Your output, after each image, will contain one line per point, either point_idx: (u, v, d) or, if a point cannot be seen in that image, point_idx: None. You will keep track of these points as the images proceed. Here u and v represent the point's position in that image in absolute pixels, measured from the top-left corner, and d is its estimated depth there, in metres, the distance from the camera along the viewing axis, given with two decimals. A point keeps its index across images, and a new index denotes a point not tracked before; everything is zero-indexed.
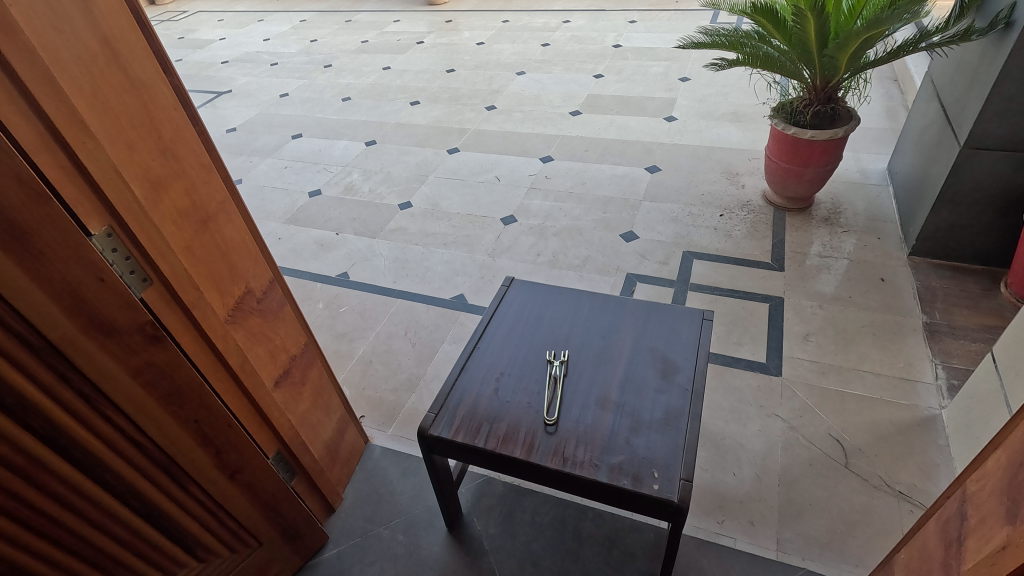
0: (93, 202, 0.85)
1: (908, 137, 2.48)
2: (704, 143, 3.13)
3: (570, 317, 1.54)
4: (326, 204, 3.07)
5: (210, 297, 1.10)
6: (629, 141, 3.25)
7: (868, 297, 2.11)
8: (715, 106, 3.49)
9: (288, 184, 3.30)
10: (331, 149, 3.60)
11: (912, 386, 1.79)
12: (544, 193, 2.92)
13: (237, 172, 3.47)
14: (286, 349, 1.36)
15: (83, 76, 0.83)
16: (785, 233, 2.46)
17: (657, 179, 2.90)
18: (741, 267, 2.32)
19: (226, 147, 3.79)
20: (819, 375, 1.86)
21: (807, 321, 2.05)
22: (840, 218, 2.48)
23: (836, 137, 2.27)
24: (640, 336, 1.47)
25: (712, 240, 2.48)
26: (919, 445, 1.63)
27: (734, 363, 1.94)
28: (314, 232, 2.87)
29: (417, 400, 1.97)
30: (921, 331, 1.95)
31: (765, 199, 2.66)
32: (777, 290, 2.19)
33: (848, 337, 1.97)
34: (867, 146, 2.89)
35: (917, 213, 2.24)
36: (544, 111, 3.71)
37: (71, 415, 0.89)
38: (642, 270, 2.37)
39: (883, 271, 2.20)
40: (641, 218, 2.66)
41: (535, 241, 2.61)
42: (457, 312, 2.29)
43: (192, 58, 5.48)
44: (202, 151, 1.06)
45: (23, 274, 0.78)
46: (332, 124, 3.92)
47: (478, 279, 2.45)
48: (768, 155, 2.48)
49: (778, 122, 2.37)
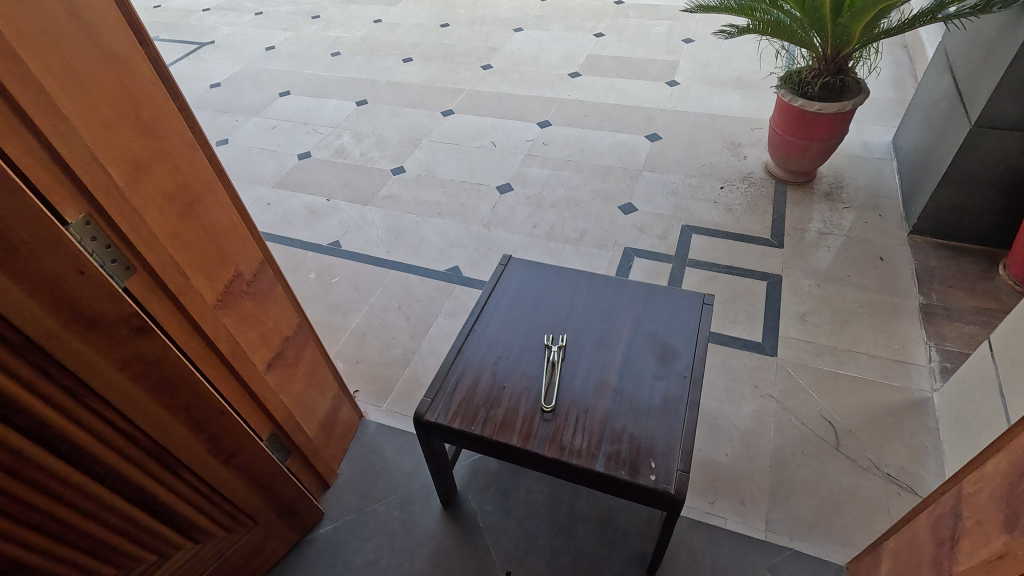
0: (69, 190, 0.79)
1: (917, 110, 2.42)
2: (707, 111, 3.04)
3: (568, 300, 1.51)
4: (316, 168, 2.98)
5: (199, 283, 1.06)
6: (630, 107, 3.15)
7: (866, 276, 2.09)
8: (719, 70, 3.38)
9: (277, 145, 3.18)
10: (320, 109, 3.47)
11: (905, 368, 1.80)
12: (542, 161, 2.84)
13: (224, 132, 3.34)
14: (279, 331, 1.33)
15: (51, 51, 0.76)
16: (786, 208, 2.42)
17: (658, 148, 2.83)
18: (740, 243, 2.29)
19: (210, 104, 3.64)
20: (814, 356, 1.87)
21: (804, 300, 2.04)
22: (842, 193, 2.44)
23: (844, 110, 2.20)
24: (640, 319, 1.45)
25: (712, 214, 2.44)
26: (909, 429, 1.65)
27: (730, 343, 1.94)
28: (304, 198, 2.79)
29: (412, 375, 1.96)
30: (917, 313, 1.95)
31: (767, 172, 2.60)
32: (776, 267, 2.17)
33: (844, 317, 1.97)
34: (873, 118, 2.82)
35: (920, 190, 2.20)
36: (542, 72, 3.57)
37: (57, 409, 0.86)
38: (640, 244, 2.34)
39: (882, 250, 2.18)
40: (639, 190, 2.60)
41: (531, 212, 2.55)
42: (452, 285, 2.26)
43: (172, 5, 5.19)
44: (185, 129, 0.99)
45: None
46: (321, 81, 3.76)
47: (474, 251, 2.40)
48: (773, 127, 2.41)
49: (785, 93, 2.29)
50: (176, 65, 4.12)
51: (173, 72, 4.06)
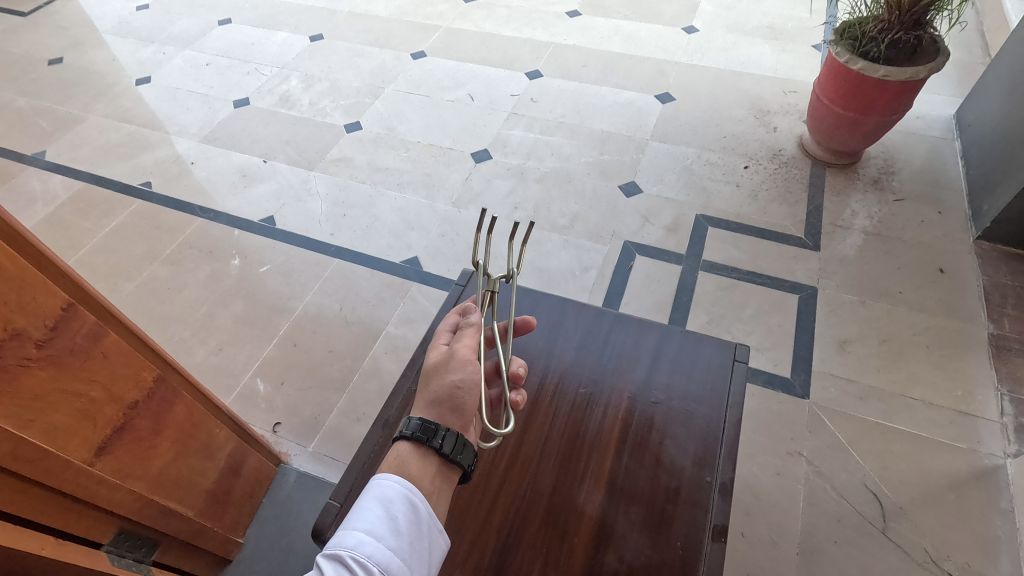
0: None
1: (1000, 76, 1.92)
2: (731, 66, 2.52)
3: (545, 344, 1.09)
4: (254, 118, 2.45)
5: None
6: (639, 56, 2.61)
7: (923, 293, 1.67)
8: (747, 14, 2.82)
9: (210, 87, 2.63)
10: (266, 43, 2.88)
11: (971, 424, 1.42)
12: (528, 122, 2.33)
13: (147, 68, 2.77)
14: (117, 395, 0.89)
15: None
16: (823, 197, 1.97)
17: (669, 111, 2.33)
18: (765, 241, 1.85)
19: (135, 32, 3.02)
20: (857, 401, 1.47)
21: (845, 322, 1.63)
22: (893, 181, 1.99)
23: (914, 79, 1.71)
24: (647, 380, 1.03)
25: (732, 201, 1.99)
26: (976, 509, 1.29)
27: (751, 376, 1.54)
28: (237, 157, 2.29)
29: (349, 404, 1.56)
30: (985, 346, 1.55)
31: (802, 148, 2.13)
32: (809, 276, 1.75)
33: (894, 348, 1.57)
34: (932, 84, 2.33)
35: (998, 185, 1.75)
36: (535, 8, 2.98)
37: None
38: (644, 237, 1.90)
39: (943, 258, 1.75)
40: (646, 164, 2.13)
41: (512, 187, 2.08)
42: (408, 283, 1.82)
43: None
44: None
45: None
46: (271, 8, 3.13)
47: (439, 237, 1.95)
48: (818, 93, 1.92)
49: (839, 50, 1.79)
50: None
51: None
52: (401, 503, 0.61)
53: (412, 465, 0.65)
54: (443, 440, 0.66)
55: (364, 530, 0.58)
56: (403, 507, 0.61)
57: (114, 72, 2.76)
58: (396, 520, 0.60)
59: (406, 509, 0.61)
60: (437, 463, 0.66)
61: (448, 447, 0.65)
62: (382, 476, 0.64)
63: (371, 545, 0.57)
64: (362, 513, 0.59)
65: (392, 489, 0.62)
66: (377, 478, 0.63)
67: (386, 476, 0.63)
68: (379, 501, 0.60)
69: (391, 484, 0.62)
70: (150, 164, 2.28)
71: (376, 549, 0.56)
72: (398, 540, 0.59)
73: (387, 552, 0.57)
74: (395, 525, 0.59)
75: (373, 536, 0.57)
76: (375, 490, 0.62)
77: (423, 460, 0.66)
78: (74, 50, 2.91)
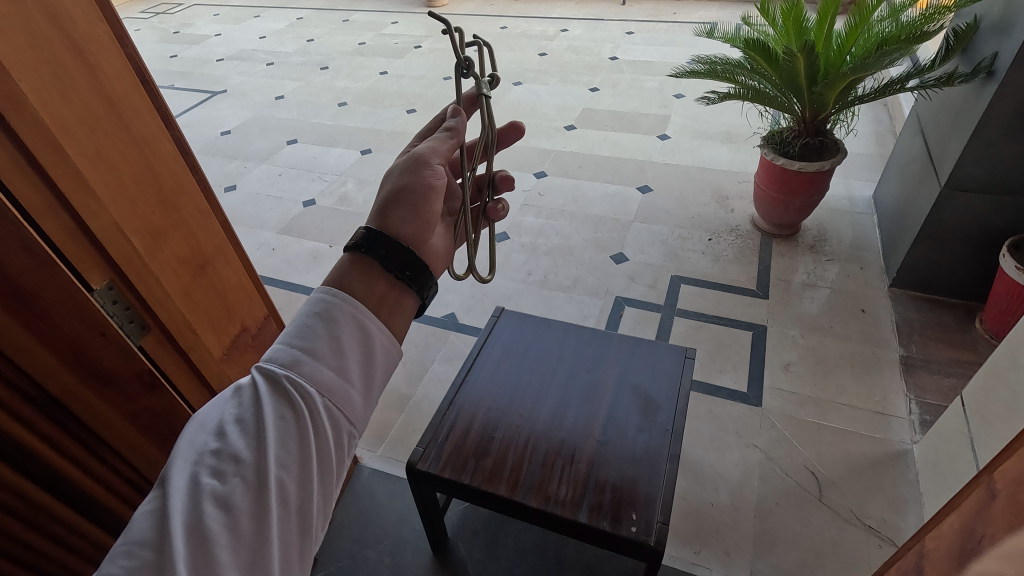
0: (87, 250, 0.86)
1: (893, 166, 2.52)
2: (697, 163, 3.17)
3: (556, 351, 1.60)
4: (320, 214, 3.09)
5: (206, 338, 1.13)
6: (623, 159, 3.29)
7: (849, 327, 2.16)
8: (708, 124, 3.54)
9: (283, 192, 3.31)
10: (326, 157, 3.61)
11: (886, 420, 1.84)
12: (537, 210, 2.95)
13: (232, 179, 3.48)
14: None
15: (88, 138, 0.85)
16: (771, 259, 2.51)
17: (648, 199, 2.94)
18: (726, 293, 2.37)
19: (220, 151, 3.79)
20: (798, 406, 1.91)
21: (788, 350, 2.10)
22: (826, 246, 2.54)
23: (823, 170, 2.31)
24: (625, 371, 1.53)
25: (700, 264, 2.53)
26: (889, 479, 1.69)
27: (716, 392, 1.98)
28: (308, 244, 2.90)
29: (407, 421, 2.00)
30: (897, 364, 2.01)
31: (753, 224, 2.70)
32: (760, 318, 2.24)
33: (827, 368, 2.02)
34: (855, 173, 2.95)
35: (898, 245, 2.29)
36: (539, 124, 3.74)
37: (86, 474, 0.90)
38: (631, 293, 2.42)
39: (864, 301, 2.25)
40: (631, 239, 2.70)
41: (526, 259, 2.64)
42: (448, 332, 2.33)
43: (188, 54, 5.43)
44: (202, 200, 1.08)
45: (39, 344, 0.80)
46: (328, 130, 3.92)
47: (470, 297, 2.48)
48: (757, 183, 2.53)
49: (767, 151, 2.41)
50: (188, 115, 4.29)
51: (184, 120, 4.23)
52: (343, 325, 0.75)
53: (354, 284, 0.80)
54: (387, 252, 0.84)
55: (303, 349, 0.72)
56: (344, 330, 0.74)
57: None
58: (335, 345, 0.73)
59: (347, 333, 0.74)
60: (382, 282, 0.82)
61: (390, 261, 0.83)
62: (327, 294, 0.77)
63: (308, 364, 0.71)
64: (306, 332, 0.73)
65: (337, 309, 0.75)
66: (322, 295, 0.77)
67: (327, 294, 0.77)
68: (319, 323, 0.73)
69: (336, 305, 0.75)
70: None
71: (313, 368, 0.71)
72: (336, 360, 0.73)
73: (323, 370, 0.71)
74: (335, 346, 0.73)
75: (309, 356, 0.72)
76: (319, 310, 0.75)
77: (366, 280, 0.81)
78: None
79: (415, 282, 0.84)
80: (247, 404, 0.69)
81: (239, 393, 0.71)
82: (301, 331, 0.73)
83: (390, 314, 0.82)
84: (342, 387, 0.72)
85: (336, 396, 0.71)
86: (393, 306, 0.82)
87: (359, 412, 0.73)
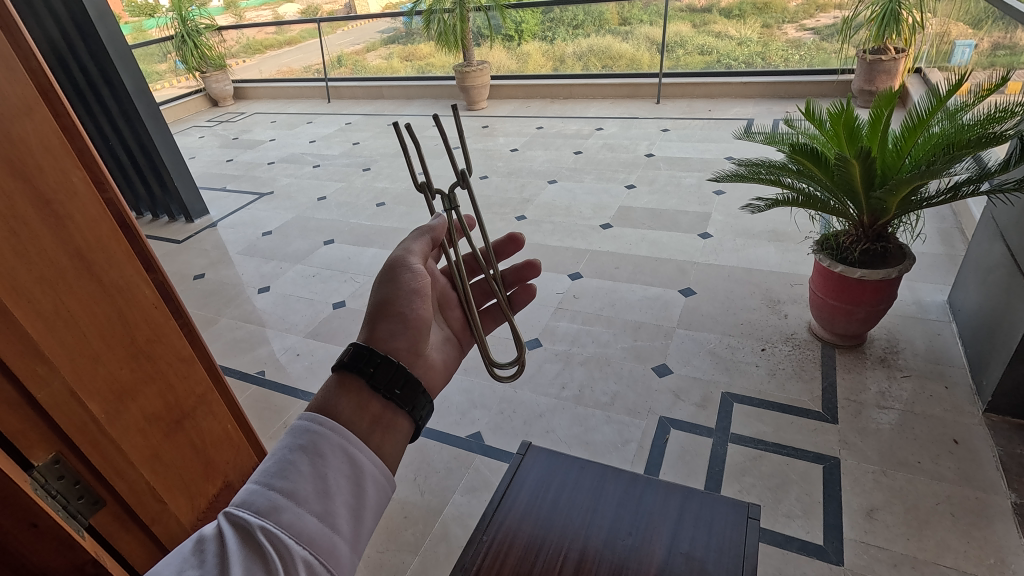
0: (25, 420, 0.64)
1: (971, 270, 2.27)
2: (743, 264, 2.98)
3: (590, 504, 1.35)
4: (348, 318, 3.02)
5: (176, 503, 0.88)
6: (662, 259, 3.14)
7: (941, 462, 1.83)
8: (752, 222, 3.38)
9: (314, 294, 3.28)
10: (360, 257, 3.62)
11: None
12: (571, 314, 2.79)
13: (267, 279, 3.50)
14: None
15: (37, 285, 0.68)
16: (837, 374, 2.22)
17: (692, 303, 2.75)
18: (787, 415, 2.08)
19: (259, 252, 3.86)
20: (891, 568, 1.57)
21: (869, 491, 1.78)
22: (899, 359, 2.25)
23: (890, 277, 2.08)
24: (675, 538, 1.26)
25: (754, 380, 2.27)
26: None
27: (786, 544, 1.66)
28: (333, 349, 2.79)
29: (420, 567, 1.74)
30: (1010, 515, 1.65)
31: (812, 332, 2.44)
32: (830, 447, 1.94)
33: (921, 517, 1.68)
34: (922, 275, 2.70)
35: (989, 363, 1.99)
36: (574, 223, 3.67)
37: None
38: (676, 413, 2.16)
39: (955, 431, 1.93)
40: (674, 349, 2.48)
41: (560, 370, 2.45)
42: (472, 455, 2.11)
43: (242, 158, 5.77)
44: (184, 343, 0.91)
45: None
46: (365, 230, 3.96)
47: (498, 414, 2.28)
48: (813, 290, 2.30)
49: (823, 257, 2.20)
50: (234, 216, 4.46)
51: (229, 221, 4.38)
52: (332, 460, 0.60)
53: (341, 407, 0.66)
54: (375, 369, 0.70)
55: (283, 491, 0.56)
56: (333, 466, 0.59)
57: (241, 284, 3.50)
58: (321, 484, 0.58)
59: (336, 471, 0.59)
60: (369, 401, 0.67)
61: (377, 377, 0.69)
62: (307, 420, 0.62)
63: (288, 511, 0.55)
64: (285, 469, 0.57)
65: (326, 442, 0.60)
66: (303, 422, 0.62)
67: (309, 421, 0.62)
68: (305, 460, 0.58)
69: (325, 436, 0.61)
70: (265, 356, 2.81)
71: (295, 517, 0.55)
72: (323, 505, 0.57)
73: (307, 518, 0.55)
74: (321, 486, 0.58)
75: (292, 500, 0.55)
76: (301, 440, 0.60)
77: (351, 397, 0.67)
78: (212, 267, 3.73)
79: (406, 401, 0.70)
80: (207, 565, 0.51)
81: (198, 547, 0.53)
82: (280, 467, 0.57)
83: (381, 439, 0.66)
84: (332, 539, 0.56)
85: (323, 552, 0.55)
86: (385, 430, 0.67)
87: (347, 566, 0.57)
